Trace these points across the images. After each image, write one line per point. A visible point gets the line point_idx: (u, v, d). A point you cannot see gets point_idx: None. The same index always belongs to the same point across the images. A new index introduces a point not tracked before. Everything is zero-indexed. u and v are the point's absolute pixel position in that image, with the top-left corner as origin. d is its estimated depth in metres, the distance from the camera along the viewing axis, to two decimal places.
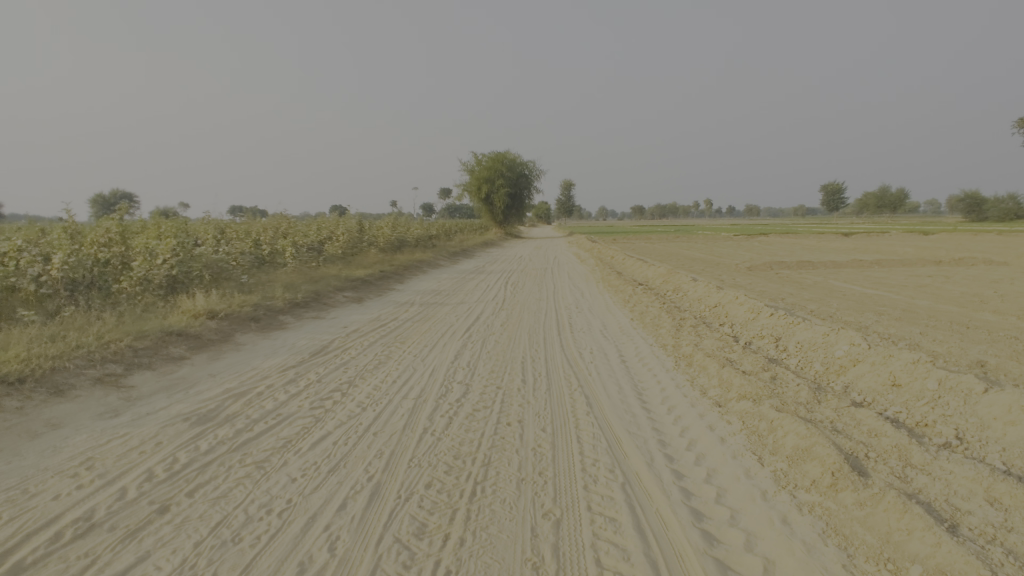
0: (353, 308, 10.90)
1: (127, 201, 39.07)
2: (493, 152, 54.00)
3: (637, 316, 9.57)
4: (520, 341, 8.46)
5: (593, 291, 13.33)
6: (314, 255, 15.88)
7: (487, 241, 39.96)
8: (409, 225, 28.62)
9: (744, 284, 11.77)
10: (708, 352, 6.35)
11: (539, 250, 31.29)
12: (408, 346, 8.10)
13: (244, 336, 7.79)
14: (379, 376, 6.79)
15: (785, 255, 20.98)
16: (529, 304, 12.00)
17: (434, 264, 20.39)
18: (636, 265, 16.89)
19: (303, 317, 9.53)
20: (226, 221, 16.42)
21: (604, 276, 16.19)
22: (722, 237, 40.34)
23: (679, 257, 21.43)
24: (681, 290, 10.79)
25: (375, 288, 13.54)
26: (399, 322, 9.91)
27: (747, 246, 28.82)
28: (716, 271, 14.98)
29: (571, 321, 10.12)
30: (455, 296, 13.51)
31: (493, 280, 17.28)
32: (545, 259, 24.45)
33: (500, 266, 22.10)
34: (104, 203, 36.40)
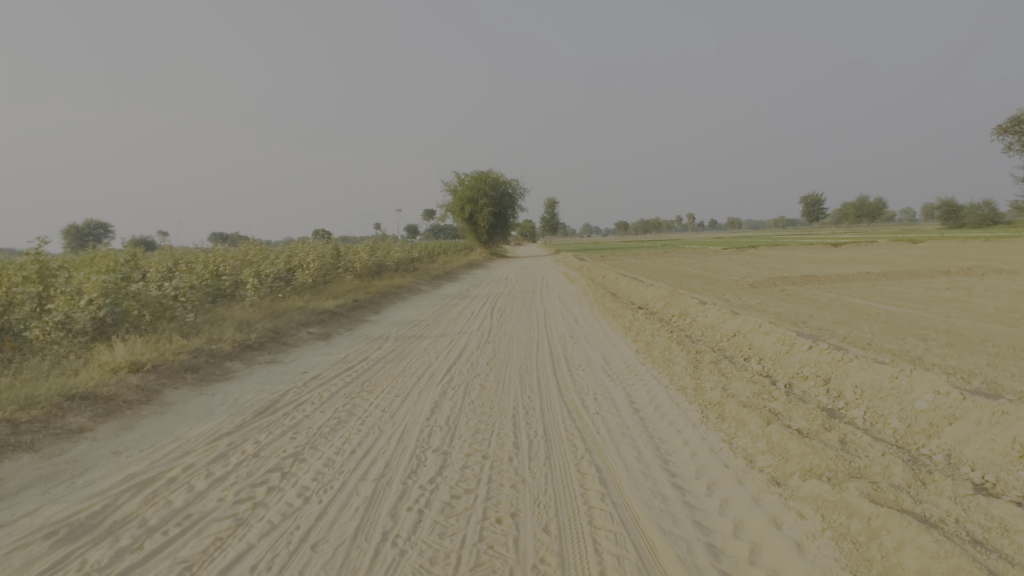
0: (318, 346, 9.51)
1: (101, 230, 37.62)
2: (476, 171, 53.17)
3: (643, 348, 8.32)
4: (509, 384, 7.16)
5: (589, 317, 12.07)
6: (282, 285, 14.48)
7: (472, 262, 38.73)
8: (389, 248, 27.26)
9: (756, 305, 10.64)
10: (743, 401, 5.12)
11: (526, 270, 30.10)
12: (375, 397, 6.74)
13: (172, 395, 6.33)
14: (336, 443, 5.23)
15: (785, 269, 20.02)
16: (518, 335, 10.70)
17: (416, 290, 19.07)
18: (632, 285, 15.72)
19: (254, 362, 8.11)
20: (186, 251, 14.99)
21: (597, 298, 14.98)
22: (712, 251, 39.63)
23: (674, 274, 20.37)
24: (689, 315, 9.57)
25: (347, 320, 12.16)
26: (369, 364, 8.53)
27: (740, 260, 27.96)
28: (718, 290, 13.91)
29: (567, 354, 8.84)
30: (436, 327, 12.13)
31: (479, 306, 16.00)
32: (533, 280, 23.23)
33: (486, 289, 20.83)
34: (76, 233, 34.85)
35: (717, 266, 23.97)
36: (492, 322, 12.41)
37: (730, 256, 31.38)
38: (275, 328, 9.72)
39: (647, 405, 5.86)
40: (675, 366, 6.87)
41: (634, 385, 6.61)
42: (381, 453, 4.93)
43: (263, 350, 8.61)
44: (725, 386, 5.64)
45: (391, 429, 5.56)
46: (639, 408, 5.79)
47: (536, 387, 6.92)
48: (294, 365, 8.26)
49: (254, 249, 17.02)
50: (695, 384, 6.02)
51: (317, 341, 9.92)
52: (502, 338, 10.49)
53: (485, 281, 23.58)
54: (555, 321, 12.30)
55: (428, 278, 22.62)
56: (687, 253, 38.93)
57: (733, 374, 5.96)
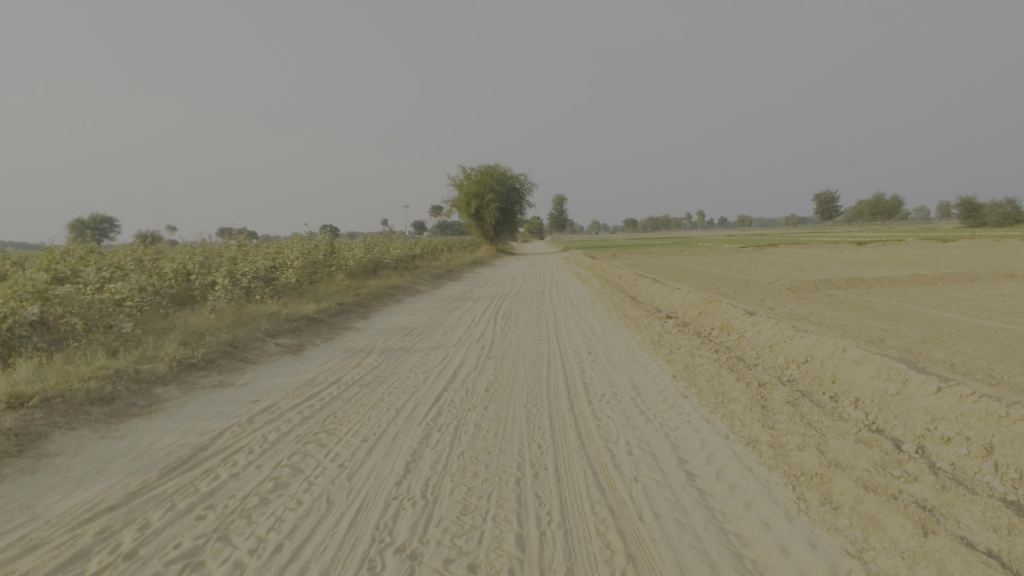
0: (283, 364, 7.90)
1: (108, 225, 36.54)
2: (483, 165, 51.54)
3: (681, 372, 6.64)
4: (514, 423, 5.50)
5: (608, 327, 10.35)
6: (261, 285, 12.90)
7: (477, 260, 37.09)
8: (389, 244, 25.65)
9: (810, 316, 8.89)
10: (860, 476, 3.43)
11: (534, 269, 28.32)
12: (336, 443, 5.10)
13: (59, 441, 4.71)
14: (260, 527, 3.62)
15: (819, 270, 18.18)
16: (526, 349, 9.01)
17: (413, 291, 17.44)
18: (655, 287, 13.93)
19: (195, 386, 6.50)
20: (155, 248, 13.41)
21: (615, 302, 13.29)
22: (729, 250, 37.78)
23: (695, 274, 18.59)
24: (734, 329, 7.83)
25: (327, 326, 10.54)
26: (341, 389, 6.90)
27: (761, 259, 26.08)
28: (754, 295, 12.14)
29: (587, 377, 7.15)
30: (430, 337, 10.45)
31: (481, 310, 14.33)
32: (542, 280, 21.57)
33: (490, 289, 19.16)
34: (81, 228, 33.60)
35: (739, 266, 22.15)
36: (495, 332, 10.74)
37: (750, 256, 29.50)
38: (233, 340, 8.10)
39: (704, 469, 4.19)
40: (734, 405, 5.18)
41: (680, 432, 4.95)
42: (321, 554, 3.30)
43: (210, 371, 7.00)
44: (820, 446, 3.96)
45: (344, 504, 3.92)
46: (694, 474, 4.12)
47: (548, 429, 5.26)
48: (248, 390, 6.64)
49: (233, 248, 15.42)
50: (771, 437, 4.34)
51: (284, 356, 8.30)
52: (506, 353, 8.82)
53: (489, 281, 21.87)
54: (567, 330, 10.62)
55: (428, 277, 20.96)
56: (702, 252, 37.06)
57: (825, 426, 4.27)
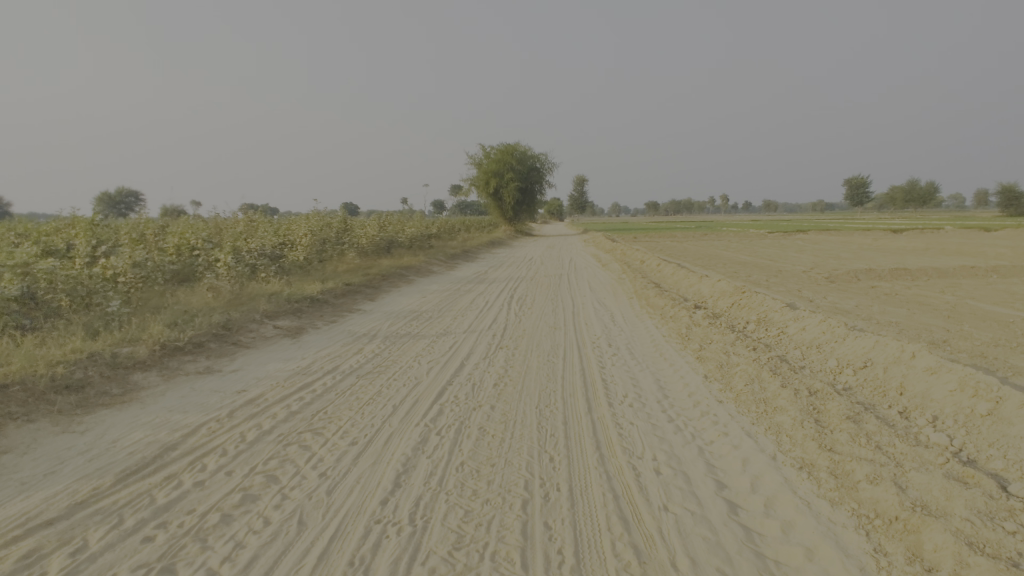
0: (279, 350, 7.34)
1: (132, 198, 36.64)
2: (503, 144, 50.43)
3: (714, 371, 5.89)
4: (523, 428, 4.85)
5: (631, 316, 9.58)
6: (267, 262, 12.39)
7: (495, 240, 36.37)
8: (404, 223, 25.04)
9: (857, 311, 8.01)
10: (960, 530, 2.70)
11: (551, 251, 27.49)
12: (322, 446, 4.51)
13: (10, 437, 4.19)
14: (215, 555, 3.04)
15: (857, 259, 17.04)
16: (541, 339, 8.32)
17: (426, 271, 16.82)
18: (681, 273, 13.07)
19: (178, 372, 5.97)
20: (160, 221, 12.95)
21: (638, 289, 12.48)
22: (755, 235, 36.36)
23: (722, 260, 17.61)
24: (774, 324, 7.01)
25: (331, 308, 9.99)
26: (336, 379, 6.32)
27: (790, 246, 24.90)
28: (789, 285, 11.22)
29: (607, 374, 6.44)
30: (439, 322, 9.81)
31: (495, 293, 13.65)
32: (560, 262, 20.77)
33: (506, 271, 18.45)
34: (108, 200, 33.72)
35: (768, 253, 21.03)
36: (508, 318, 10.06)
37: (779, 242, 28.19)
38: (226, 322, 7.56)
39: (749, 499, 3.48)
40: (780, 417, 4.44)
41: (716, 448, 4.23)
42: None
43: (198, 356, 6.47)
44: (898, 480, 3.21)
45: (318, 529, 3.31)
46: (737, 505, 3.42)
47: (562, 438, 4.59)
48: (235, 379, 6.09)
49: (242, 224, 14.96)
50: (831, 462, 3.60)
51: (281, 341, 7.75)
52: (519, 342, 8.15)
53: (505, 263, 21.16)
54: (586, 318, 9.89)
55: (442, 258, 20.34)
56: (727, 237, 35.76)
57: (900, 452, 3.52)
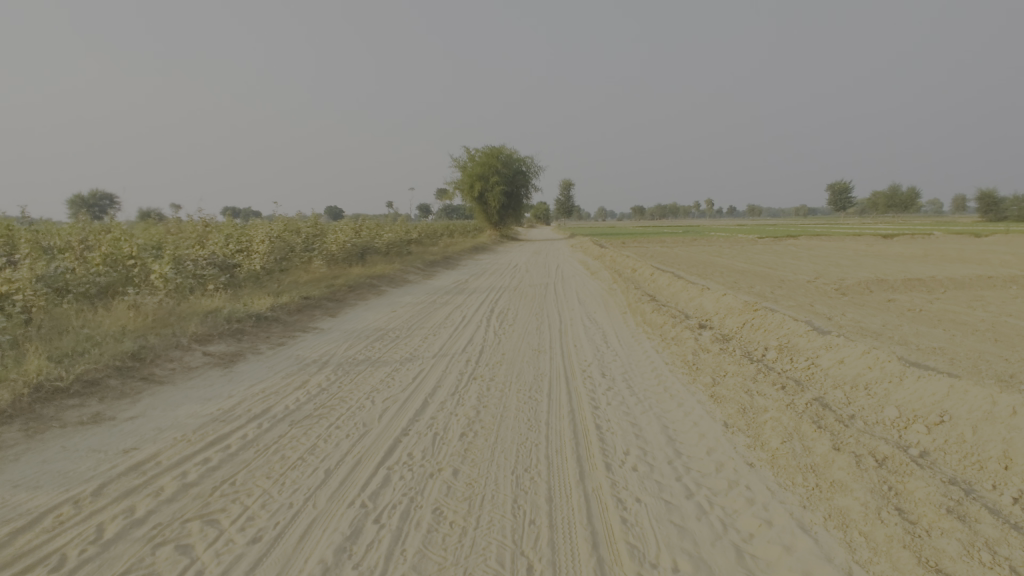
0: (200, 386, 5.98)
1: (108, 201, 34.66)
2: (488, 147, 49.29)
3: (737, 417, 4.70)
4: (493, 511, 3.59)
5: (625, 337, 8.35)
6: (216, 273, 11.00)
7: (479, 245, 35.11)
8: (382, 228, 23.68)
9: (889, 335, 6.87)
10: None
11: (537, 257, 26.26)
12: (210, 546, 3.21)
13: None
14: None
15: (859, 268, 16.09)
16: (522, 367, 7.07)
17: (401, 281, 15.51)
18: (676, 284, 11.91)
19: (51, 424, 4.62)
20: (95, 225, 11.48)
21: (632, 303, 11.26)
22: (745, 241, 35.63)
23: (718, 268, 16.55)
24: (799, 353, 5.84)
25: (281, 328, 8.66)
26: (262, 428, 4.99)
27: (785, 253, 23.87)
28: (799, 299, 10.15)
29: (602, 419, 5.19)
30: (405, 344, 8.49)
31: (474, 306, 12.40)
32: (546, 270, 19.60)
33: (487, 281, 17.20)
34: (81, 203, 31.85)
35: (763, 260, 19.99)
36: (484, 338, 8.79)
37: (770, 248, 27.27)
38: (137, 351, 6.21)
39: None
40: (843, 499, 3.25)
41: (760, 548, 3.02)
42: None
43: (87, 399, 5.12)
44: None
45: None
46: None
47: (546, 529, 3.35)
48: (128, 431, 4.74)
49: (194, 230, 13.54)
50: None
51: (207, 373, 6.40)
52: (496, 372, 6.88)
53: (487, 270, 19.85)
54: (575, 339, 8.65)
55: (420, 265, 19.01)
56: (717, 242, 34.75)
57: None
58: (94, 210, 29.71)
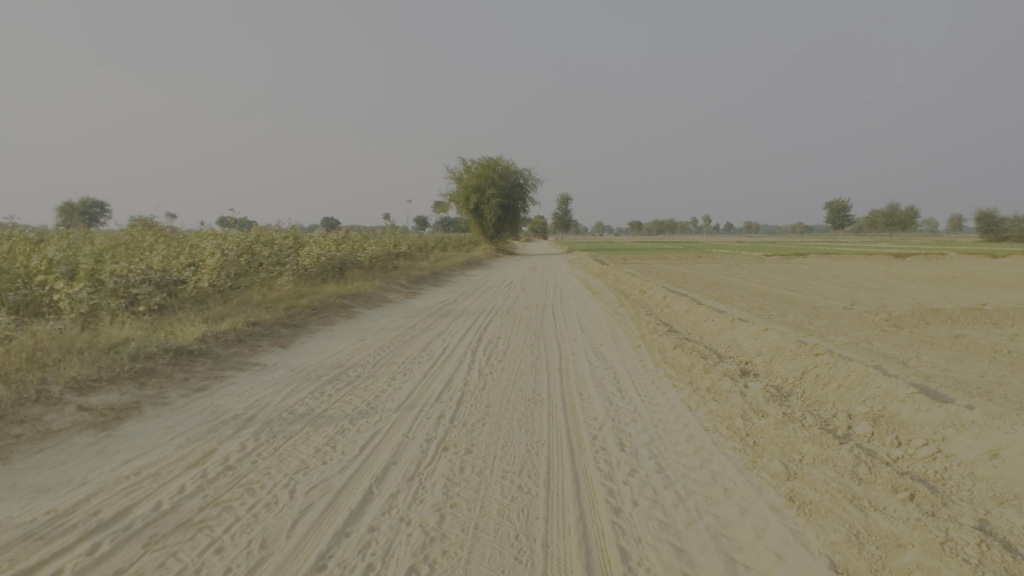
0: (41, 467, 4.13)
1: (98, 208, 33.11)
2: (485, 159, 47.92)
3: (853, 553, 2.92)
4: None
5: (644, 386, 6.56)
6: (149, 292, 9.22)
7: (473, 260, 33.49)
8: (367, 241, 21.96)
9: (1005, 394, 5.14)
10: None
11: (534, 274, 24.56)
12: None
13: None
14: None
15: (895, 292, 14.37)
16: (510, 430, 5.27)
17: (379, 300, 13.72)
18: (696, 312, 10.14)
19: None
20: (11, 232, 9.68)
21: (645, 333, 9.49)
22: (750, 259, 33.94)
23: (736, 290, 14.83)
24: (909, 432, 4.08)
25: (208, 365, 6.85)
26: (94, 555, 3.14)
27: (800, 273, 22.19)
28: (849, 333, 8.42)
29: (629, 540, 3.37)
30: (363, 390, 6.68)
31: (460, 334, 10.60)
32: (544, 289, 17.86)
33: (478, 301, 15.43)
34: (70, 210, 30.25)
35: (780, 282, 18.24)
36: (464, 382, 6.98)
37: (781, 267, 25.59)
38: None
39: None
40: None
41: None
42: None
43: None
44: None
45: None
46: None
47: None
48: None
49: (139, 242, 11.74)
50: None
51: (67, 441, 4.55)
52: (476, 440, 5.07)
53: (477, 289, 18.04)
54: (580, 385, 6.85)
55: (403, 282, 17.19)
56: (723, 260, 33.17)
57: None
58: (70, 215, 28.05)
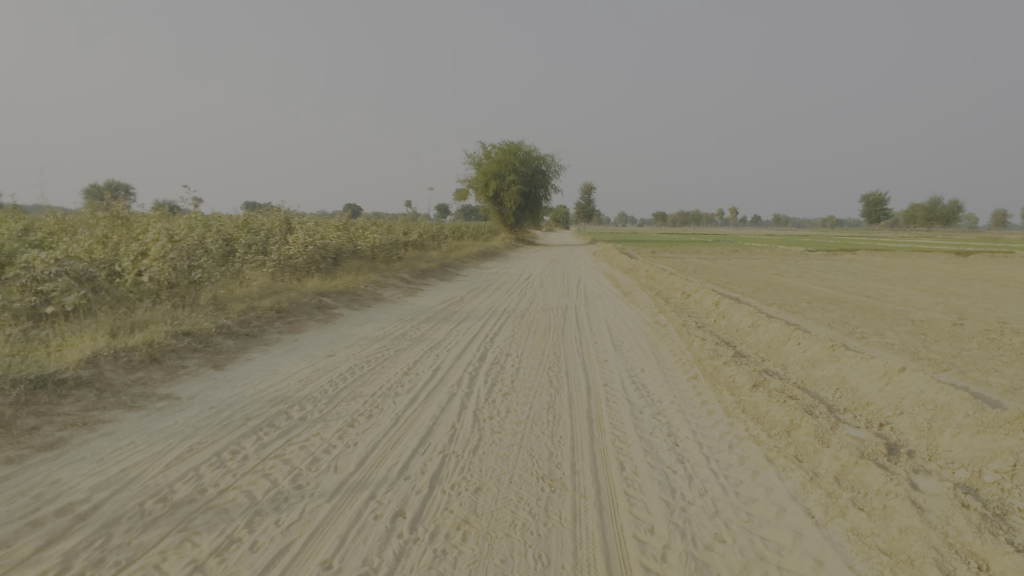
0: None
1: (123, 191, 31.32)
2: (505, 143, 45.48)
3: None
4: None
5: (721, 461, 4.27)
6: (60, 290, 7.19)
7: (489, 250, 31.33)
8: (371, 228, 19.89)
9: None
10: None
11: (555, 266, 22.28)
12: None
13: None
14: None
15: (1002, 302, 11.67)
16: (508, 560, 3.05)
17: (371, 298, 11.59)
18: (762, 327, 7.78)
19: None
20: None
21: (700, 355, 7.14)
22: (793, 255, 30.92)
23: (799, 295, 12.30)
24: None
25: (81, 405, 4.74)
26: None
27: (860, 273, 19.40)
28: (1002, 368, 5.96)
29: None
30: (299, 449, 4.52)
31: (459, 348, 8.40)
32: (565, 287, 15.56)
33: (489, 300, 13.21)
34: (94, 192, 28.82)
35: (843, 283, 15.54)
36: (449, 439, 4.79)
37: (833, 265, 22.75)
38: None
39: None
40: None
41: None
42: None
43: None
44: None
45: None
46: None
47: None
48: None
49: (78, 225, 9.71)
50: None
51: None
52: None
53: (488, 285, 15.76)
54: (619, 450, 4.60)
55: (405, 276, 15.01)
56: (762, 254, 30.35)
57: None
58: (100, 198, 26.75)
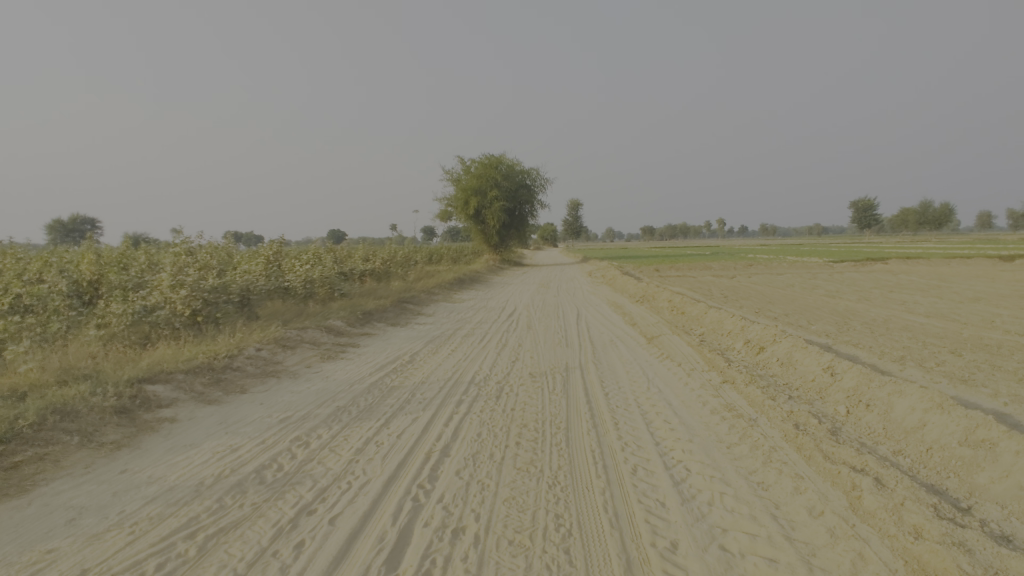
0: None
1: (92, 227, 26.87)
2: (485, 157, 41.67)
3: None
4: None
5: None
6: None
7: (470, 276, 27.08)
8: (310, 258, 15.54)
9: None
10: None
11: (546, 295, 18.07)
12: None
13: None
14: None
15: None
16: None
17: (256, 374, 7.25)
18: (1014, 458, 3.56)
19: None
20: None
21: (924, 556, 2.91)
22: (818, 267, 26.80)
23: (919, 337, 8.14)
24: None
25: None
26: None
27: (931, 290, 15.40)
28: None
29: None
30: None
31: (361, 508, 4.06)
32: (562, 328, 11.29)
33: (450, 360, 8.89)
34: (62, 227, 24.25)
35: (935, 307, 11.49)
36: None
37: (885, 280, 18.72)
38: None
39: None
40: None
41: None
42: None
43: None
44: None
45: None
46: None
47: None
48: None
49: None
50: None
51: None
52: None
53: (456, 331, 11.45)
54: None
55: (336, 325, 10.66)
56: (784, 268, 26.45)
57: None
58: (57, 234, 22.57)
